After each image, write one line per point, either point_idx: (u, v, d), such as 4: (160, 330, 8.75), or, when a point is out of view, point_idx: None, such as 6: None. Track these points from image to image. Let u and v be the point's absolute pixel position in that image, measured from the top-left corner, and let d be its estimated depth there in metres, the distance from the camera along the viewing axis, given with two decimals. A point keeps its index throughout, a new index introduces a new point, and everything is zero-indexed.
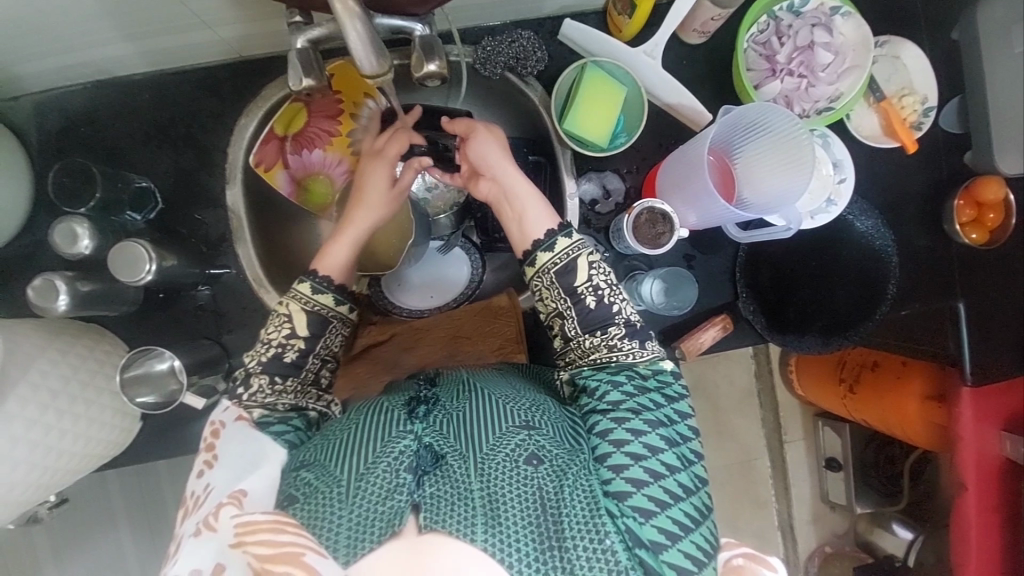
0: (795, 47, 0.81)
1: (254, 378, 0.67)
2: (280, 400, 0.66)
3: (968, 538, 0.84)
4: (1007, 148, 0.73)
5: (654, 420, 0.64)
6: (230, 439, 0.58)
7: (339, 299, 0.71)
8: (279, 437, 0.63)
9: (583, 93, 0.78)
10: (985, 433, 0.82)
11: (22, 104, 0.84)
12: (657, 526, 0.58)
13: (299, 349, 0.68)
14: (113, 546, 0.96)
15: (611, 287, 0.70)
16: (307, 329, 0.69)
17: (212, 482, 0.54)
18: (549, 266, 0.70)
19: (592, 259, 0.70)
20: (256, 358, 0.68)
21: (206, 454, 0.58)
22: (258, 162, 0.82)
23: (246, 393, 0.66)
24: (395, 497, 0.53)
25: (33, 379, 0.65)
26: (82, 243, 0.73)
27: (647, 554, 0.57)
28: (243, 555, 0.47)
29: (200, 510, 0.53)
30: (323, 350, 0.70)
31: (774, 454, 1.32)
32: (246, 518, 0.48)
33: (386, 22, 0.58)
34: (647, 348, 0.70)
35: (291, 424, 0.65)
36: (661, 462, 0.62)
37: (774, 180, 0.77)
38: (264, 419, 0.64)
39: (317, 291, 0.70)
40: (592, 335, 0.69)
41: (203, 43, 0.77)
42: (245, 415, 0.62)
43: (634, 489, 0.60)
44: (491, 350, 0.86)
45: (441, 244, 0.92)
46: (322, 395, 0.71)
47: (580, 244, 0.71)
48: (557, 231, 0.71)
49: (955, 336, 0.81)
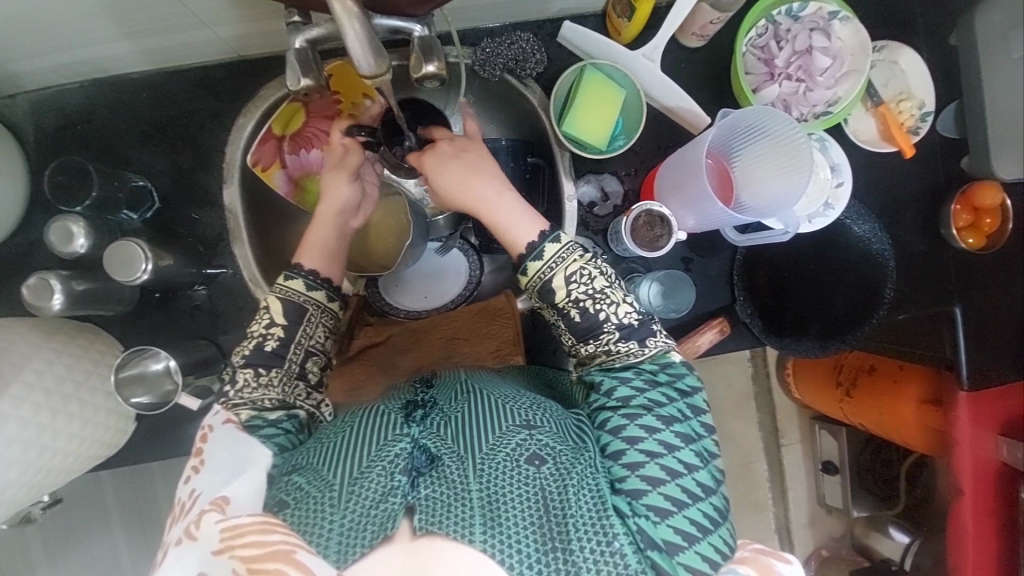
0: (793, 52, 0.82)
1: (239, 373, 0.66)
2: (267, 396, 0.65)
3: (965, 542, 0.84)
4: (1004, 153, 0.73)
5: (668, 416, 0.64)
6: (217, 442, 0.58)
7: (311, 285, 0.71)
8: (269, 441, 0.62)
9: (582, 95, 0.78)
10: (981, 437, 0.82)
11: (19, 102, 0.84)
12: (673, 526, 0.59)
13: (278, 338, 0.68)
14: (108, 545, 0.96)
15: (594, 297, 0.68)
16: (285, 317, 0.69)
17: (198, 487, 0.54)
18: (531, 287, 0.70)
19: (572, 270, 0.68)
20: (241, 353, 0.68)
21: (195, 459, 0.57)
22: (255, 162, 0.82)
23: (232, 391, 0.66)
24: (390, 499, 0.53)
25: (28, 379, 0.65)
26: (77, 241, 0.73)
27: (660, 556, 0.58)
28: (229, 560, 0.46)
29: (188, 515, 0.52)
30: (304, 340, 0.70)
31: (771, 457, 1.32)
32: (232, 522, 0.48)
33: (385, 22, 0.58)
34: (648, 345, 0.68)
35: (281, 428, 0.64)
36: (679, 460, 0.62)
37: (772, 183, 0.77)
38: (253, 421, 0.63)
39: (290, 279, 0.71)
40: (586, 344, 0.69)
41: (201, 42, 0.77)
42: (233, 418, 0.62)
43: (649, 487, 0.60)
44: (488, 352, 0.86)
45: (440, 244, 0.92)
46: (311, 392, 0.70)
47: (555, 256, 0.69)
48: (528, 254, 0.70)
49: (951, 339, 0.80)
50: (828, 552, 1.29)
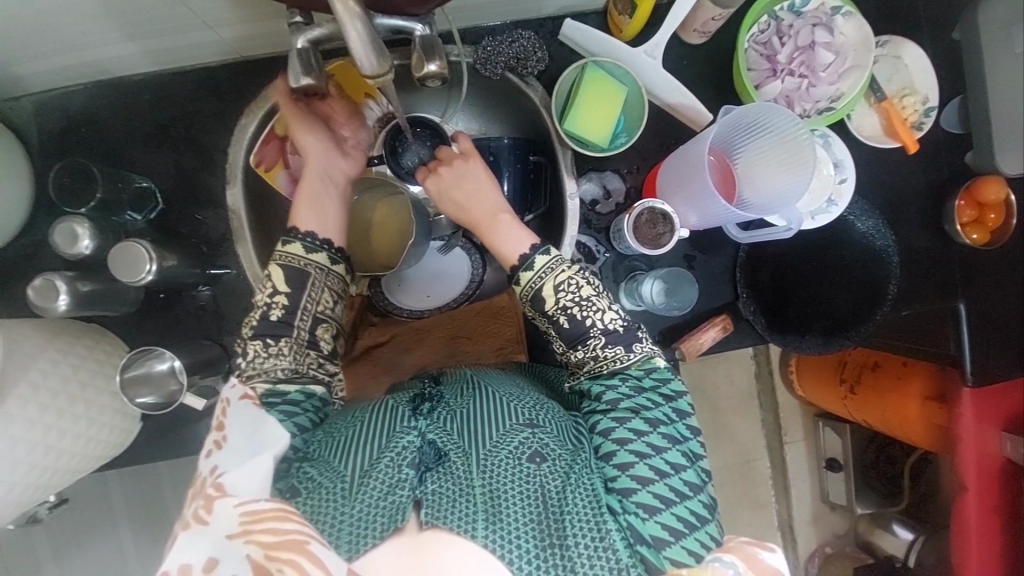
0: (796, 47, 0.81)
1: (250, 345, 0.66)
2: (278, 366, 0.65)
3: (968, 538, 0.84)
4: (1008, 149, 0.73)
5: (656, 419, 0.64)
6: (236, 420, 0.57)
7: (310, 247, 0.70)
8: (287, 419, 0.62)
9: (584, 91, 0.78)
10: (986, 434, 0.82)
11: (23, 104, 0.84)
12: (661, 522, 0.59)
13: (282, 306, 0.68)
14: (113, 548, 0.96)
15: (581, 304, 0.68)
16: (286, 284, 0.68)
17: (218, 463, 0.53)
18: (530, 285, 0.69)
19: (561, 280, 0.68)
20: (249, 325, 0.68)
21: (216, 433, 0.56)
22: (259, 163, 0.82)
23: (245, 361, 0.66)
24: (397, 492, 0.53)
25: (34, 379, 0.65)
26: (82, 242, 0.73)
27: (648, 551, 0.58)
28: (245, 545, 0.46)
29: (201, 491, 0.52)
30: (311, 307, 0.69)
31: (775, 455, 1.31)
32: (251, 507, 0.48)
33: (387, 22, 0.58)
34: (634, 351, 0.68)
35: (300, 406, 0.63)
36: (666, 461, 0.62)
37: (777, 178, 0.77)
38: (269, 394, 0.63)
39: (288, 243, 0.70)
40: (575, 351, 0.69)
41: (203, 43, 0.77)
42: (252, 394, 0.59)
43: (639, 485, 0.60)
44: (493, 350, 0.89)
45: (442, 243, 0.89)
46: (325, 363, 0.70)
47: (544, 267, 0.69)
48: (521, 265, 0.70)
49: (955, 336, 0.80)
50: (831, 550, 1.30)
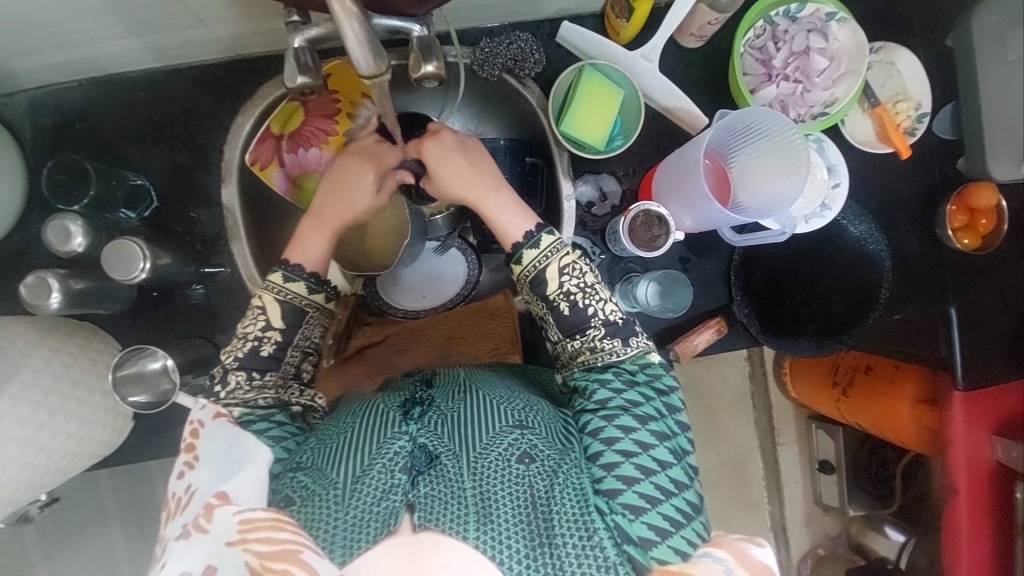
0: (791, 53, 0.82)
1: (232, 375, 0.66)
2: (261, 397, 0.66)
3: (959, 540, 0.85)
4: (1000, 155, 0.73)
5: (645, 415, 0.65)
6: (209, 439, 0.55)
7: (312, 287, 0.70)
8: (261, 434, 0.64)
9: (582, 93, 0.78)
10: (977, 437, 0.83)
11: (17, 100, 0.83)
12: (647, 522, 0.59)
13: (276, 341, 0.68)
14: (103, 546, 0.95)
15: (585, 291, 0.68)
16: (283, 320, 0.68)
17: (194, 483, 0.52)
18: (534, 263, 0.69)
19: (564, 263, 0.69)
20: (233, 354, 0.68)
21: (188, 454, 0.55)
22: (254, 161, 0.81)
23: (224, 391, 0.66)
24: (390, 497, 0.54)
25: (26, 377, 0.65)
26: (75, 240, 0.73)
27: (635, 550, 0.58)
28: (241, 553, 0.46)
29: (185, 512, 0.51)
30: (302, 341, 0.70)
31: (767, 456, 1.32)
32: (248, 515, 0.48)
33: (385, 22, 0.58)
34: (631, 344, 0.69)
35: (273, 420, 0.66)
36: (653, 458, 0.63)
37: (769, 184, 0.78)
38: (246, 417, 0.65)
39: (290, 280, 0.69)
40: (573, 339, 0.69)
41: (200, 41, 0.77)
42: (225, 411, 0.58)
43: (625, 486, 0.60)
44: (486, 351, 0.87)
45: (438, 244, 0.90)
46: (305, 389, 0.72)
47: (549, 247, 0.69)
48: (524, 241, 0.69)
49: (946, 340, 0.81)
50: (823, 551, 1.30)
